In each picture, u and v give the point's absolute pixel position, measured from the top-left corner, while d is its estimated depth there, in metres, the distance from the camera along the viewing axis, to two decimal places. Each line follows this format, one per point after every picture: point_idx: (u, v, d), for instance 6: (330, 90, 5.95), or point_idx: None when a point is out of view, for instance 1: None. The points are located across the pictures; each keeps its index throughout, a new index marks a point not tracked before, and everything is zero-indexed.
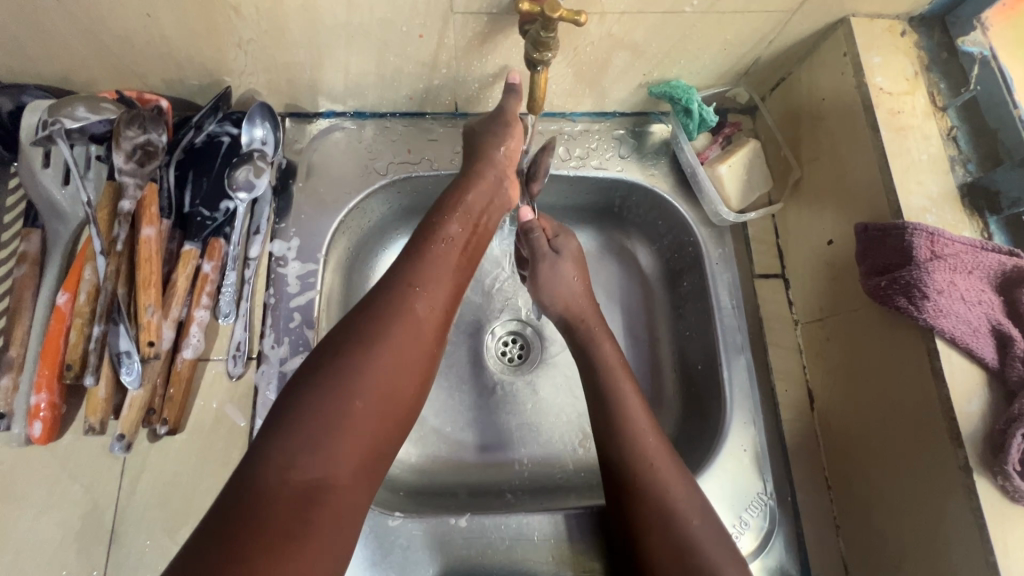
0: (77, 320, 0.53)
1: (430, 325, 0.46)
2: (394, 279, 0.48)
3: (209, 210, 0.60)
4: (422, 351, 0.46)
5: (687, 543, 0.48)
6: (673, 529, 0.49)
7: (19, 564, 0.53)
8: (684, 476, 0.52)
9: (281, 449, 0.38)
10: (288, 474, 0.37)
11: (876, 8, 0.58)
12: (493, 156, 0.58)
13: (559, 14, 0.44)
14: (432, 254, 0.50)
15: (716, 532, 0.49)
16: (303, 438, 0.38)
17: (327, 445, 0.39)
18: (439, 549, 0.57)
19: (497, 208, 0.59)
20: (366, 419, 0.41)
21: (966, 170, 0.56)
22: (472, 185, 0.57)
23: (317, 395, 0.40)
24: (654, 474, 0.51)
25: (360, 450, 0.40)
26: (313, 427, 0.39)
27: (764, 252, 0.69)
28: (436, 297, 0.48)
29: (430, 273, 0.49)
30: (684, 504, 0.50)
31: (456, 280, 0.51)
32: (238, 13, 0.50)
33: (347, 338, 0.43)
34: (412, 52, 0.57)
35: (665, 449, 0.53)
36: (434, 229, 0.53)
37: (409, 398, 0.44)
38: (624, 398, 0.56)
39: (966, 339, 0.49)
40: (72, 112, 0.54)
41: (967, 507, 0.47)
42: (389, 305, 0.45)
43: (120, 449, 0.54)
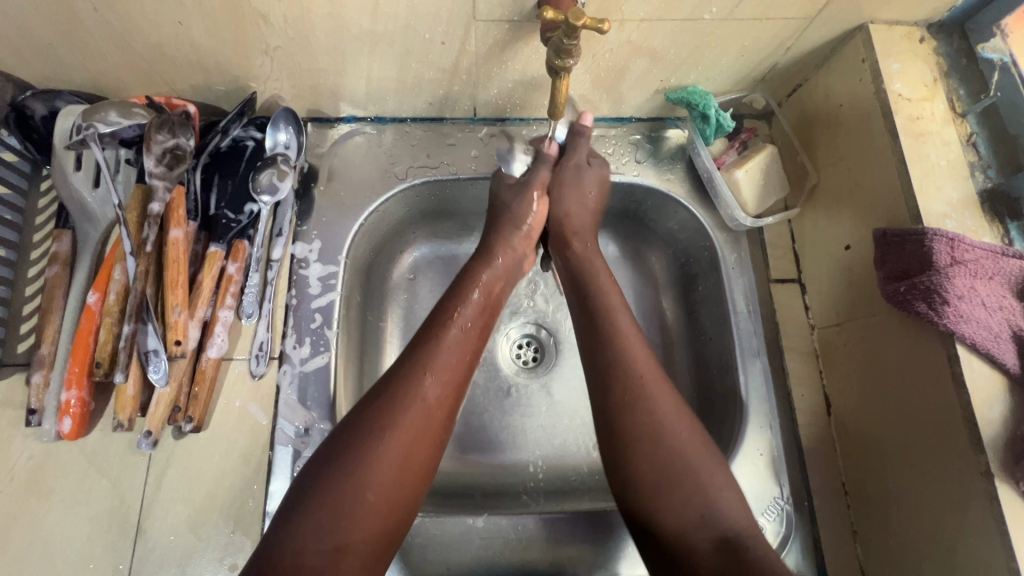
0: (106, 319, 0.54)
1: (442, 410, 0.48)
2: (410, 364, 0.49)
3: (234, 212, 0.61)
4: (434, 438, 0.47)
5: (677, 459, 0.47)
6: (661, 444, 0.48)
7: (48, 557, 0.54)
8: (674, 395, 0.51)
9: (295, 537, 0.41)
10: (301, 558, 0.40)
11: (894, 15, 0.58)
12: (511, 238, 0.61)
13: (582, 22, 0.45)
14: (447, 334, 0.52)
15: (704, 446, 0.49)
16: (314, 526, 0.41)
17: (338, 534, 0.41)
18: (457, 548, 0.57)
19: (511, 280, 0.61)
20: (376, 507, 0.43)
21: (986, 176, 0.56)
22: (489, 265, 0.59)
23: (330, 488, 0.42)
24: (640, 387, 0.50)
25: (370, 535, 0.43)
26: (325, 515, 0.41)
27: (780, 257, 0.69)
28: (450, 378, 0.50)
29: (444, 354, 0.51)
30: (674, 421, 0.49)
31: (469, 359, 0.53)
32: (267, 21, 0.51)
33: (359, 429, 0.45)
34: (434, 59, 0.58)
35: (655, 363, 0.52)
36: (449, 308, 0.54)
37: (419, 483, 0.46)
38: (613, 316, 0.55)
39: (987, 344, 0.48)
40: (105, 117, 0.56)
41: (989, 513, 0.46)
42: (403, 392, 0.47)
43: (147, 445, 0.55)
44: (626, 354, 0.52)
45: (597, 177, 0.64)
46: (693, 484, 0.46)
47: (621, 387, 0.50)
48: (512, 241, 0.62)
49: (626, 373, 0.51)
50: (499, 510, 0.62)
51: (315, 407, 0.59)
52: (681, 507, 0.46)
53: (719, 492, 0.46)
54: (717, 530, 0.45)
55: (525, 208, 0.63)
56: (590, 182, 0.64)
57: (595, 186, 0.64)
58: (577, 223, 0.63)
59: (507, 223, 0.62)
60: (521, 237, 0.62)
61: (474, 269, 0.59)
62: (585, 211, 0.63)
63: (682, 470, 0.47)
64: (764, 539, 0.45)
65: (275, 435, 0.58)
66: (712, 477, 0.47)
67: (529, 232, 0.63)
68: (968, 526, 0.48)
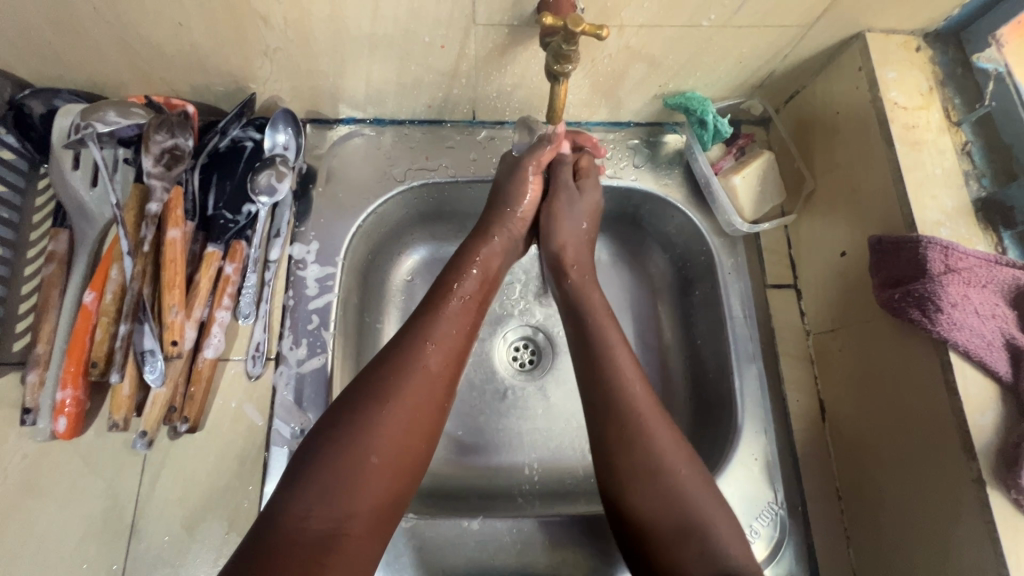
0: (103, 318, 0.54)
1: (442, 379, 0.49)
2: (411, 333, 0.51)
3: (232, 213, 0.61)
4: (435, 406, 0.48)
5: (674, 493, 0.48)
6: (660, 479, 0.48)
7: (41, 557, 0.54)
8: (672, 430, 0.51)
9: (300, 500, 0.41)
10: (306, 521, 0.40)
11: (890, 24, 0.59)
12: (507, 219, 0.62)
13: (581, 28, 0.45)
14: (448, 309, 0.53)
15: (704, 482, 0.49)
16: (320, 490, 0.41)
17: (344, 497, 0.42)
18: (452, 551, 0.57)
19: (509, 258, 0.62)
20: (380, 475, 0.43)
21: (980, 185, 0.56)
22: (489, 242, 0.60)
23: (335, 451, 0.43)
24: (637, 420, 0.50)
25: (376, 501, 0.43)
26: (331, 479, 0.42)
27: (776, 263, 0.70)
28: (450, 352, 0.51)
29: (444, 329, 0.52)
30: (672, 455, 0.49)
31: (468, 334, 0.54)
32: (267, 22, 0.51)
33: (361, 394, 0.46)
34: (433, 62, 0.58)
35: (650, 398, 0.52)
36: (449, 284, 0.56)
37: (422, 449, 0.47)
38: (609, 345, 0.55)
39: (980, 352, 0.49)
40: (103, 117, 0.56)
41: (980, 519, 0.47)
42: (404, 359, 0.48)
43: (142, 445, 0.55)
44: (623, 387, 0.52)
45: (590, 204, 0.64)
46: (691, 514, 0.47)
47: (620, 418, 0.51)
48: (508, 222, 0.63)
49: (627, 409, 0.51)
50: (494, 513, 0.62)
51: (310, 408, 0.59)
52: (679, 540, 0.46)
53: (716, 520, 0.47)
54: (718, 566, 0.44)
55: (521, 187, 0.63)
56: (583, 210, 0.64)
57: (588, 211, 0.64)
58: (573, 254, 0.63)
59: (501, 203, 0.63)
60: (515, 219, 0.63)
61: (474, 243, 0.60)
62: (578, 242, 0.63)
63: (677, 497, 0.47)
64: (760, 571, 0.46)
65: (271, 435, 0.58)
66: (711, 512, 0.47)
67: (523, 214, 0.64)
68: (961, 530, 0.49)
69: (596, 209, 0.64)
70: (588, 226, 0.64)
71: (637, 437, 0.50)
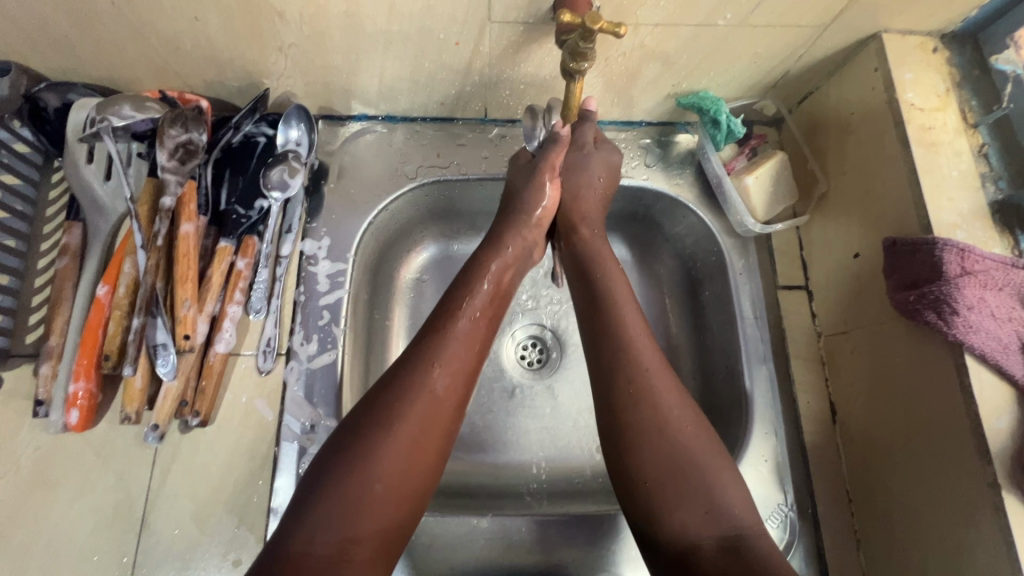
0: (116, 312, 0.54)
1: (449, 402, 0.48)
2: (417, 356, 0.49)
3: (244, 208, 0.61)
4: (442, 428, 0.47)
5: (677, 452, 0.47)
6: (664, 435, 0.48)
7: (53, 549, 0.54)
8: (678, 389, 0.51)
9: (307, 525, 0.41)
10: (312, 546, 0.40)
11: (907, 25, 0.59)
12: (521, 227, 0.60)
13: (599, 26, 0.45)
14: (456, 329, 0.52)
15: (709, 441, 0.48)
16: (325, 515, 0.41)
17: (349, 522, 0.41)
18: (460, 549, 0.57)
19: (520, 271, 0.60)
20: (384, 501, 0.43)
21: (997, 187, 0.56)
22: (498, 253, 0.58)
23: (339, 479, 0.42)
24: (651, 406, 0.49)
25: (380, 526, 0.43)
26: (336, 505, 0.41)
27: (787, 263, 0.69)
28: (457, 375, 0.50)
29: (452, 350, 0.50)
30: (673, 407, 0.49)
31: (478, 355, 0.52)
32: (283, 17, 0.51)
33: (365, 419, 0.45)
34: (448, 59, 0.58)
35: (656, 355, 0.52)
36: (458, 303, 0.54)
37: (427, 474, 0.46)
38: (630, 337, 0.52)
39: (996, 355, 0.49)
40: (118, 111, 0.56)
41: (995, 524, 0.46)
42: (410, 384, 0.47)
43: (153, 438, 0.55)
44: (641, 377, 0.50)
45: (606, 163, 0.62)
46: (693, 473, 0.46)
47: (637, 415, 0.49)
48: (523, 230, 0.60)
49: (643, 397, 0.49)
50: (502, 510, 0.62)
51: (321, 404, 0.59)
52: (685, 501, 0.46)
53: (723, 484, 0.46)
54: (721, 528, 0.45)
55: (537, 196, 0.60)
56: (598, 168, 0.62)
57: (602, 170, 0.62)
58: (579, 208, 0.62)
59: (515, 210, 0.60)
60: (532, 225, 0.60)
61: (482, 259, 0.58)
62: (589, 197, 0.62)
63: (681, 455, 0.47)
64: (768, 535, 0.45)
65: (281, 431, 0.58)
66: (714, 469, 0.47)
67: (540, 219, 0.61)
68: (975, 535, 0.48)
69: (612, 166, 0.62)
70: (600, 182, 0.62)
71: (655, 431, 0.48)
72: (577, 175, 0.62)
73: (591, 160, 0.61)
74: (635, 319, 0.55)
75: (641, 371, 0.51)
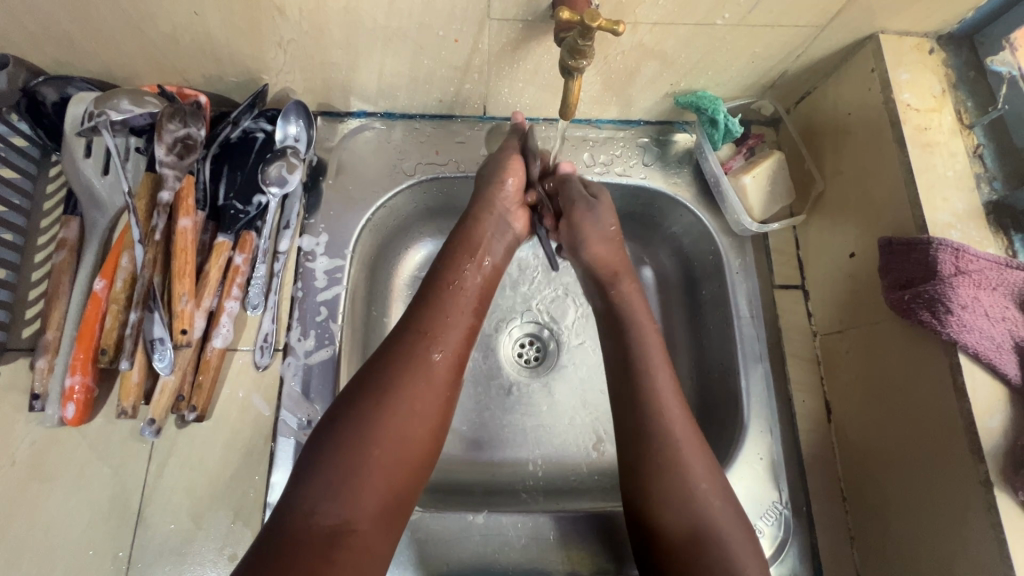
0: (113, 306, 0.54)
1: (442, 374, 0.49)
2: (406, 328, 0.51)
3: (242, 203, 0.62)
4: (440, 403, 0.48)
5: (679, 473, 0.49)
6: (687, 504, 0.48)
7: (48, 542, 0.54)
8: (706, 456, 0.51)
9: (308, 496, 0.41)
10: (313, 518, 0.40)
11: (904, 26, 0.59)
12: (496, 200, 0.61)
13: (598, 24, 0.45)
14: (445, 304, 0.53)
15: (710, 471, 0.50)
16: (325, 486, 0.41)
17: (350, 492, 0.42)
18: (456, 545, 0.58)
19: (504, 247, 0.62)
20: (383, 470, 0.43)
21: (992, 188, 0.56)
22: (479, 228, 0.60)
23: (338, 451, 0.43)
24: (659, 420, 0.51)
25: (381, 496, 0.43)
26: (337, 475, 0.42)
27: (784, 263, 0.70)
28: (449, 347, 0.51)
29: (442, 323, 0.51)
30: (697, 472, 0.49)
31: (469, 329, 0.53)
32: (282, 13, 0.51)
33: (362, 391, 0.46)
34: (447, 56, 0.58)
35: (686, 416, 0.52)
36: (445, 278, 0.55)
37: (426, 446, 0.47)
38: (638, 343, 0.56)
39: (989, 354, 0.49)
40: (117, 105, 0.56)
41: (987, 522, 0.47)
42: (401, 354, 0.48)
43: (150, 433, 0.55)
44: (650, 387, 0.53)
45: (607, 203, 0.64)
46: (713, 534, 0.46)
47: (639, 413, 0.52)
48: (496, 202, 0.61)
49: (647, 394, 0.52)
50: (499, 508, 0.62)
51: (318, 400, 0.59)
52: (694, 531, 0.47)
53: (718, 513, 0.48)
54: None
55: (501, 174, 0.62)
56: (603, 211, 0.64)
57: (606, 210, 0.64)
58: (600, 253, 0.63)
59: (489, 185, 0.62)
60: (504, 199, 0.62)
61: (466, 233, 0.59)
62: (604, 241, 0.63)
63: (684, 482, 0.48)
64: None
65: (278, 426, 0.58)
66: (714, 501, 0.48)
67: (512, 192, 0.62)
68: (967, 532, 0.49)
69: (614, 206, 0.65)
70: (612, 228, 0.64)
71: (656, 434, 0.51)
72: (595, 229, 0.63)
73: (595, 209, 0.63)
74: (648, 331, 0.57)
75: (644, 377, 0.53)
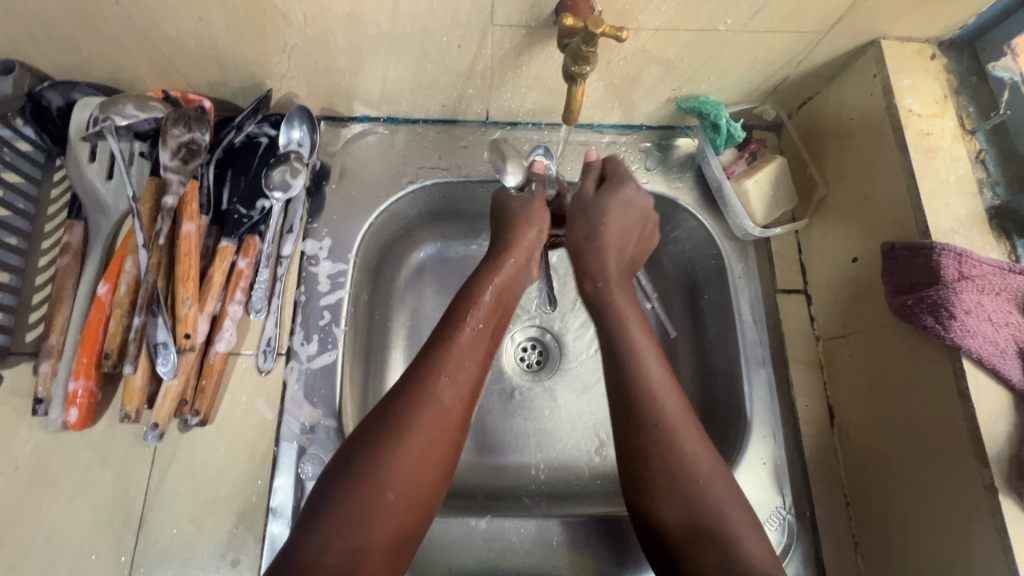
0: (116, 311, 0.55)
1: (454, 413, 0.48)
2: (422, 368, 0.50)
3: (246, 208, 0.62)
4: (449, 440, 0.48)
5: (671, 463, 0.49)
6: (680, 487, 0.48)
7: (51, 547, 0.54)
8: (710, 449, 0.51)
9: (317, 536, 0.41)
10: (324, 555, 0.40)
11: (906, 32, 0.59)
12: (521, 240, 0.60)
13: (601, 30, 0.45)
14: (462, 341, 0.52)
15: (694, 435, 0.50)
16: (334, 527, 0.41)
17: (358, 531, 0.42)
18: (458, 549, 0.58)
19: (521, 283, 0.61)
20: (394, 513, 0.43)
21: (994, 193, 0.56)
22: (503, 267, 0.58)
23: (348, 493, 0.43)
24: (664, 438, 0.50)
25: (388, 536, 0.43)
26: (347, 515, 0.42)
27: (787, 268, 0.70)
28: (462, 384, 0.50)
29: (457, 360, 0.51)
30: (698, 466, 0.49)
31: (483, 364, 0.53)
32: (287, 19, 0.52)
33: (374, 430, 0.46)
34: (450, 62, 0.58)
35: (685, 414, 0.51)
36: (463, 314, 0.54)
37: (435, 486, 0.46)
38: (642, 352, 0.54)
39: (993, 359, 0.49)
40: (121, 110, 0.56)
41: (992, 528, 0.47)
42: (418, 395, 0.48)
43: (153, 437, 0.55)
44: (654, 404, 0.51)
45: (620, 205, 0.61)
46: (713, 532, 0.46)
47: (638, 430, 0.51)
48: (527, 239, 0.60)
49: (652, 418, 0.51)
50: (501, 511, 0.62)
51: (320, 404, 0.59)
52: (684, 517, 0.48)
53: (699, 477, 0.48)
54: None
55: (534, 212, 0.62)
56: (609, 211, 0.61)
57: (616, 211, 0.61)
58: (594, 254, 0.61)
59: (522, 225, 0.61)
60: (535, 233, 0.61)
61: (485, 274, 0.58)
62: (600, 245, 0.61)
63: (670, 470, 0.49)
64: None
65: (281, 430, 0.58)
66: (695, 466, 0.49)
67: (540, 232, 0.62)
68: (971, 539, 0.48)
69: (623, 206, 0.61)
70: (614, 224, 0.61)
71: (666, 473, 0.49)
72: (579, 226, 0.62)
73: (593, 209, 0.61)
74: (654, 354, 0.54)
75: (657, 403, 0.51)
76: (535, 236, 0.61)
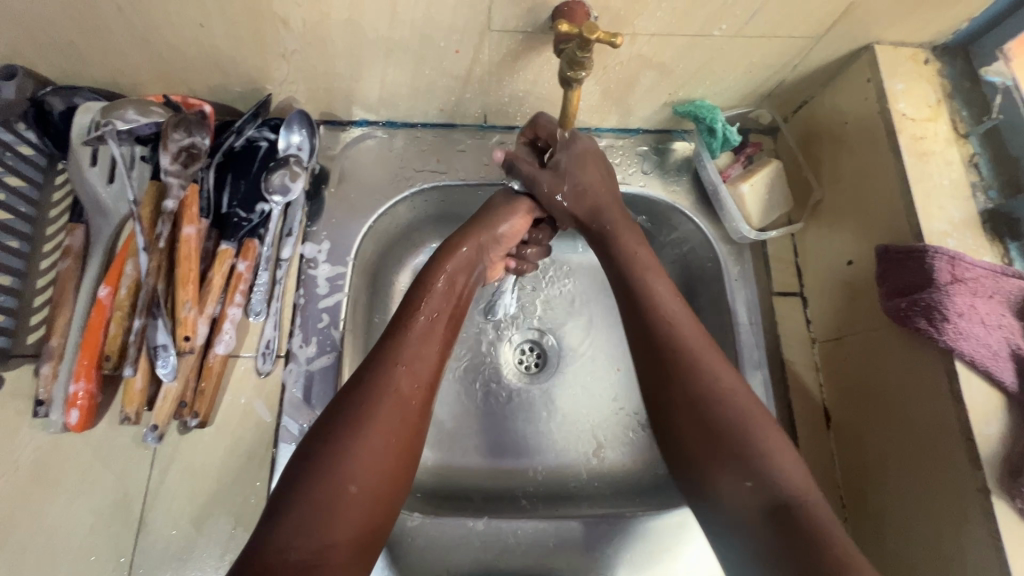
0: (117, 313, 0.55)
1: (415, 401, 0.49)
2: (380, 358, 0.50)
3: (246, 211, 0.62)
4: (410, 427, 0.48)
5: (692, 387, 0.50)
6: (702, 406, 0.49)
7: (51, 548, 0.54)
8: (733, 372, 0.51)
9: (282, 532, 0.40)
10: (287, 553, 0.39)
11: (899, 37, 0.60)
12: (481, 232, 0.60)
13: (596, 36, 0.46)
14: (418, 331, 0.52)
15: (712, 356, 0.51)
16: (298, 523, 0.41)
17: (323, 526, 0.41)
18: (455, 550, 0.58)
19: (476, 275, 0.61)
20: (358, 504, 0.43)
21: (987, 197, 0.57)
22: (455, 254, 0.58)
23: (309, 487, 0.42)
24: (684, 358, 0.51)
25: (354, 531, 0.42)
26: (310, 511, 0.41)
27: (783, 271, 0.70)
28: (420, 372, 0.50)
29: (414, 350, 0.51)
30: (716, 383, 0.49)
31: (442, 351, 0.53)
32: (286, 25, 0.52)
33: (334, 425, 0.45)
34: (447, 67, 0.59)
35: (702, 335, 0.53)
36: (416, 302, 0.55)
37: (400, 476, 0.46)
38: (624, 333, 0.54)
39: (985, 362, 0.49)
40: (123, 114, 0.57)
41: (985, 529, 0.47)
42: (376, 385, 0.48)
43: (153, 439, 0.56)
44: (670, 330, 0.53)
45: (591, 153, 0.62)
46: (739, 450, 0.46)
47: (655, 358, 0.52)
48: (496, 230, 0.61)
49: (664, 337, 0.52)
50: (499, 512, 0.63)
51: (319, 406, 0.60)
52: (712, 437, 0.48)
53: (721, 394, 0.49)
54: (769, 494, 0.44)
55: (508, 214, 0.61)
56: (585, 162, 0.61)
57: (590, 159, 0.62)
58: (593, 197, 0.61)
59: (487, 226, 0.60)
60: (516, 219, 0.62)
61: (436, 260, 0.58)
62: (590, 191, 0.61)
63: (691, 390, 0.50)
64: (824, 506, 0.44)
65: (280, 432, 0.59)
66: (716, 385, 0.49)
67: (505, 238, 0.61)
68: (965, 539, 0.49)
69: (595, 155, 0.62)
70: (593, 174, 0.62)
71: (690, 397, 0.49)
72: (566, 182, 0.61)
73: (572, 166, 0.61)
74: (666, 285, 0.56)
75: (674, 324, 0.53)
76: (506, 231, 0.61)
